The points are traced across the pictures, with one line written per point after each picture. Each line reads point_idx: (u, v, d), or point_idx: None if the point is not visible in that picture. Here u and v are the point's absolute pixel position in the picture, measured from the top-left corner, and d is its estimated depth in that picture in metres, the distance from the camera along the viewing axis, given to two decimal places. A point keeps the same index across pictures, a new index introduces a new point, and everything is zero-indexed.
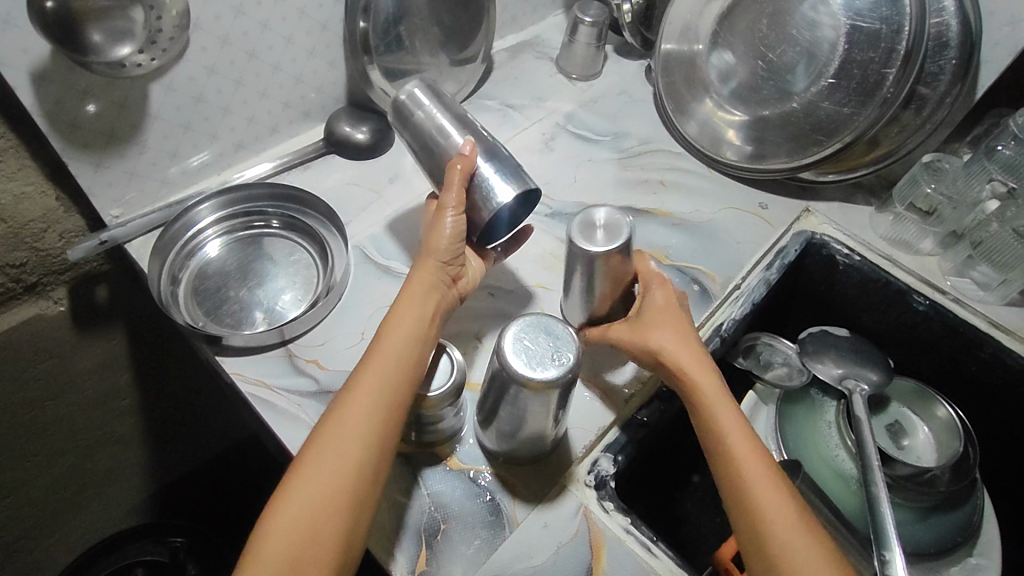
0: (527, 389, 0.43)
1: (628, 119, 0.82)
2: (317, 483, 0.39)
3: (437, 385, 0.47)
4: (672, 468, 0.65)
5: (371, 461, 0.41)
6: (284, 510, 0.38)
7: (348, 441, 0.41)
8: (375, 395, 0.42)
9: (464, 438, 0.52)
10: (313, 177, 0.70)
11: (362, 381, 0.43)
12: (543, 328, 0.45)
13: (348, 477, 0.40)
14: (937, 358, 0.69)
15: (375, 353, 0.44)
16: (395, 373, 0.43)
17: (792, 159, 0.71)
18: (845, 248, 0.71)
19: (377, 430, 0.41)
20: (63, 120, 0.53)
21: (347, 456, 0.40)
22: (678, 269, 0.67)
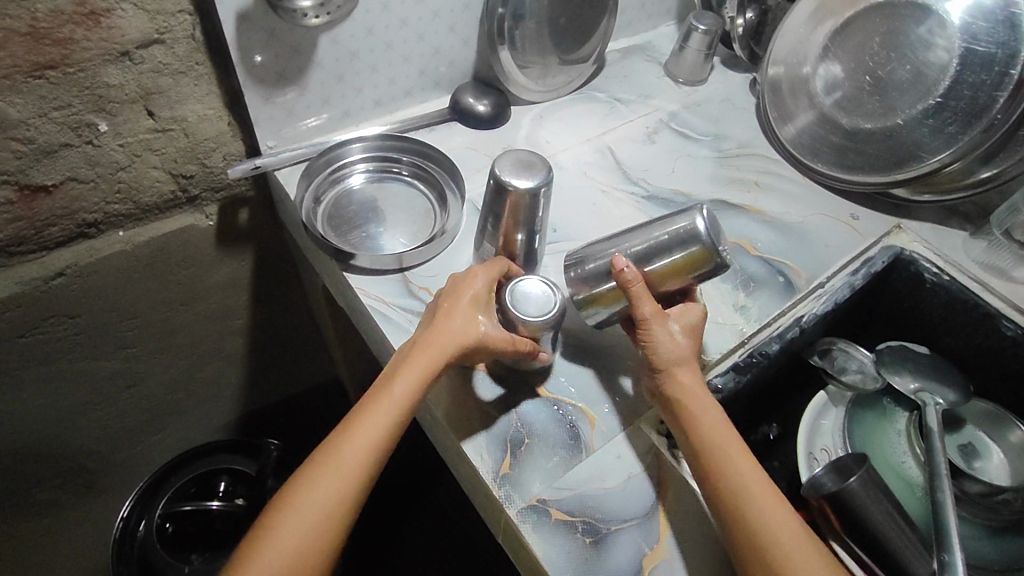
0: (700, 251, 0.53)
1: (729, 123, 0.87)
2: (304, 520, 0.43)
3: (536, 312, 0.52)
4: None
5: (347, 515, 0.44)
6: (266, 555, 0.41)
7: (329, 496, 0.43)
8: (363, 447, 0.45)
9: (587, 319, 0.57)
10: (436, 138, 0.78)
11: (352, 436, 0.45)
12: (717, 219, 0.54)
13: (327, 525, 0.43)
14: (1020, 386, 0.69)
15: (363, 416, 0.46)
16: (381, 444, 0.46)
17: (897, 175, 0.72)
18: (935, 267, 0.72)
19: (353, 493, 0.44)
20: (248, 56, 0.63)
21: (330, 500, 0.43)
22: (765, 260, 0.70)
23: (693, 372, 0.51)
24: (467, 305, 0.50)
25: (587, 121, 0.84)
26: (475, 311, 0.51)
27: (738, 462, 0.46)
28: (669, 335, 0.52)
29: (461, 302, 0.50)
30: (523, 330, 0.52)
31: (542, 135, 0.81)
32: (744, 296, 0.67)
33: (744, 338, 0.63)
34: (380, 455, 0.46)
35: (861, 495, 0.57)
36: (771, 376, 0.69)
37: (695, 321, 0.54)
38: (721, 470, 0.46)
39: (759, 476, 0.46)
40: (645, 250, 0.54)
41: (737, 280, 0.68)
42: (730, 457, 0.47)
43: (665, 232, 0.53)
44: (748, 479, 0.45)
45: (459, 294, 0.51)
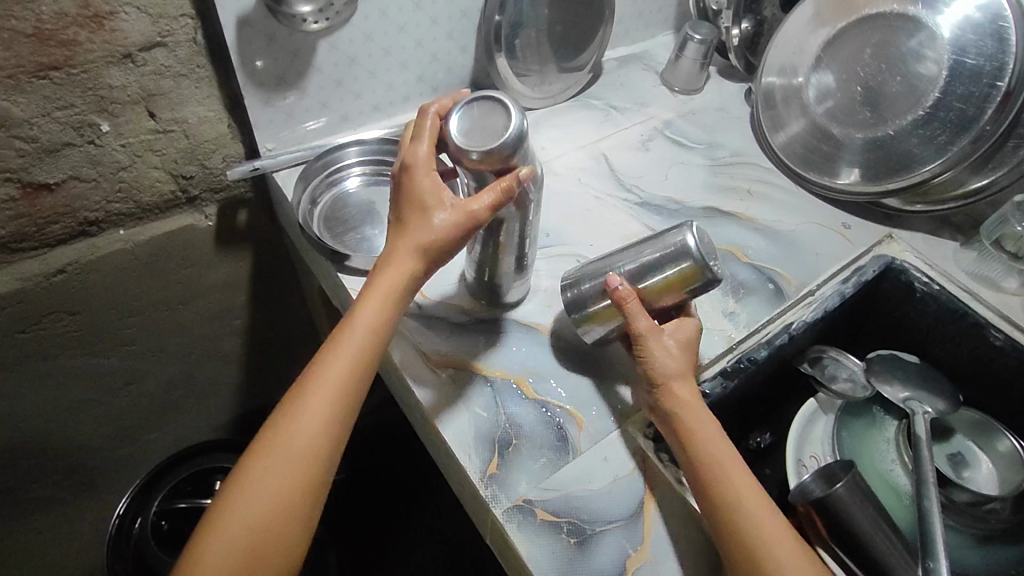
0: (690, 269, 0.52)
1: (723, 132, 0.88)
2: (285, 453, 0.45)
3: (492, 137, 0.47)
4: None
5: (329, 445, 0.46)
6: (251, 486, 0.44)
7: (305, 428, 0.45)
8: (334, 380, 0.46)
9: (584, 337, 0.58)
10: None
11: (322, 371, 0.46)
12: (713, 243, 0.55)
13: (308, 455, 0.45)
14: (1009, 395, 0.69)
15: (331, 352, 0.47)
16: (349, 376, 0.47)
17: (885, 185, 0.74)
18: (925, 276, 0.73)
19: (329, 422, 0.46)
20: (248, 59, 0.64)
21: (308, 433, 0.45)
22: (756, 267, 0.71)
23: (688, 386, 0.52)
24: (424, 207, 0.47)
25: (583, 128, 0.85)
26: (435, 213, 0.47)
27: (720, 454, 0.48)
28: (665, 349, 0.52)
29: (409, 197, 0.47)
30: (483, 157, 0.47)
31: (538, 141, 0.82)
32: (734, 302, 0.67)
33: (733, 344, 0.63)
34: (353, 386, 0.47)
35: (847, 501, 0.58)
36: (761, 383, 0.69)
37: (690, 335, 0.54)
38: (705, 462, 0.47)
39: (739, 467, 0.47)
40: (639, 267, 0.54)
41: (727, 287, 0.69)
42: (714, 451, 0.48)
43: (658, 251, 0.53)
44: (729, 470, 0.47)
45: (410, 195, 0.47)
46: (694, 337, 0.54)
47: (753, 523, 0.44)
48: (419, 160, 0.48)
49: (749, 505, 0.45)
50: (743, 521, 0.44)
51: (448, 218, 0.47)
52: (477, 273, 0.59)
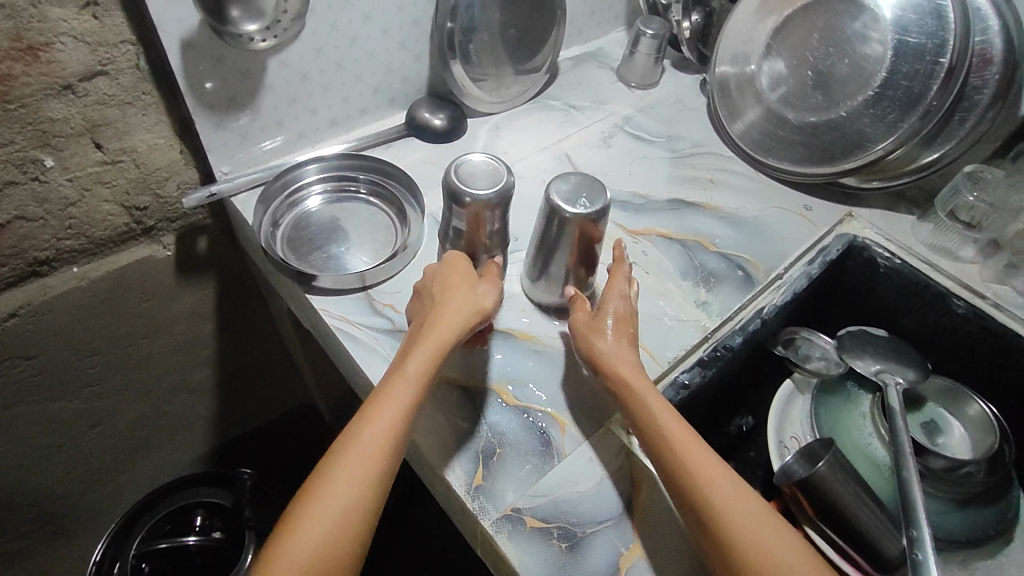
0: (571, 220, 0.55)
1: (682, 123, 0.89)
2: (331, 505, 0.42)
3: (485, 187, 0.52)
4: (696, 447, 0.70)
5: (373, 497, 0.43)
6: (293, 538, 0.40)
7: (355, 472, 0.43)
8: (381, 428, 0.45)
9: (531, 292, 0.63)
10: (394, 154, 0.78)
11: (369, 420, 0.45)
12: (596, 185, 0.57)
13: (354, 508, 0.42)
14: (977, 362, 0.71)
15: (379, 402, 0.46)
16: (396, 425, 0.45)
17: (838, 164, 0.75)
18: (887, 251, 0.75)
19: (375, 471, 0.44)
20: (196, 82, 0.62)
21: (353, 484, 0.43)
22: (725, 255, 0.71)
23: (622, 359, 0.52)
24: (464, 285, 0.53)
25: (544, 129, 0.85)
26: (469, 286, 0.53)
27: (688, 449, 0.46)
28: (592, 323, 0.55)
29: (452, 281, 0.53)
30: (470, 203, 0.52)
31: (499, 145, 0.81)
32: (705, 291, 0.67)
33: (709, 333, 0.63)
34: (400, 435, 0.45)
35: (830, 478, 0.59)
36: (739, 369, 0.70)
37: (623, 310, 0.55)
38: (674, 460, 0.46)
39: (709, 458, 0.46)
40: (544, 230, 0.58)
41: (697, 276, 0.69)
42: (681, 447, 0.46)
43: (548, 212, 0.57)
44: (699, 463, 0.46)
45: (448, 281, 0.53)
46: (627, 312, 0.55)
47: (731, 513, 0.43)
48: (457, 261, 0.55)
49: (724, 496, 0.44)
50: (720, 514, 0.43)
51: (487, 295, 0.53)
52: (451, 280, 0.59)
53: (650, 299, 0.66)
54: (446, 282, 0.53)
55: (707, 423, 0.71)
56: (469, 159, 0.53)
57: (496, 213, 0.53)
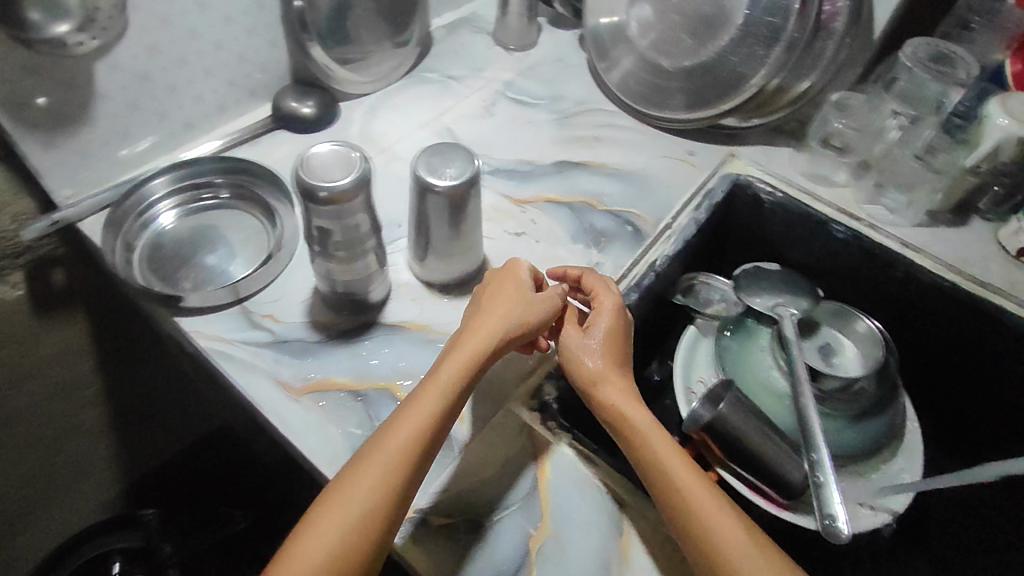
0: (443, 194, 0.53)
1: (563, 82, 0.87)
2: (352, 501, 0.41)
3: (342, 177, 0.47)
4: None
5: (394, 503, 0.42)
6: (315, 529, 0.40)
7: (379, 469, 0.43)
8: (408, 431, 0.44)
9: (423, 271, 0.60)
10: (261, 151, 0.73)
11: (397, 420, 0.45)
12: (461, 152, 0.55)
13: (377, 508, 0.41)
14: (861, 282, 0.74)
15: (411, 405, 0.46)
16: (423, 428, 0.45)
17: (718, 106, 0.76)
18: (769, 186, 0.76)
19: (397, 478, 0.42)
20: (9, 99, 0.55)
21: (375, 481, 0.42)
22: (612, 213, 0.71)
23: (615, 390, 0.51)
24: (518, 291, 0.53)
25: (421, 104, 0.81)
26: (521, 293, 0.53)
27: (654, 439, 0.48)
28: (584, 348, 0.53)
29: (501, 287, 0.53)
30: (327, 197, 0.47)
31: (375, 127, 0.77)
32: (596, 253, 0.67)
33: None
34: (428, 441, 0.45)
35: (732, 418, 0.61)
36: (641, 323, 0.70)
37: (610, 328, 0.53)
38: (641, 449, 0.48)
39: (676, 450, 0.47)
40: (420, 209, 0.56)
41: (588, 238, 0.68)
42: (647, 436, 0.48)
43: (416, 190, 0.54)
44: (660, 452, 0.47)
45: (497, 288, 0.53)
46: (616, 327, 0.54)
47: (689, 500, 0.44)
48: (513, 269, 0.55)
49: (686, 484, 0.45)
50: (679, 499, 0.45)
51: (540, 303, 0.53)
52: (327, 280, 0.55)
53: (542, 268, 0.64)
54: (495, 291, 0.53)
55: None
56: (317, 149, 0.49)
57: (358, 203, 0.50)
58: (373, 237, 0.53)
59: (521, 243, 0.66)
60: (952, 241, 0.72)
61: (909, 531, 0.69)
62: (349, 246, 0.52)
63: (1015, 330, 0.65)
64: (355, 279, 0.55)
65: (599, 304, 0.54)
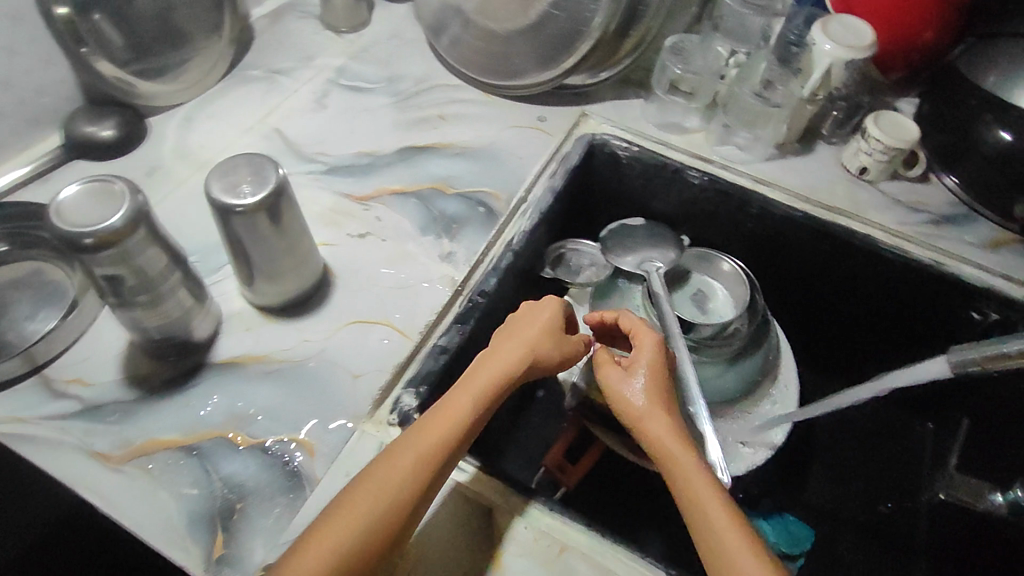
0: (250, 213, 0.47)
1: (402, 61, 0.81)
2: (343, 529, 0.39)
3: (111, 216, 0.40)
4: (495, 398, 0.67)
5: (387, 534, 0.39)
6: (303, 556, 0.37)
7: (376, 495, 0.40)
8: (410, 461, 0.42)
9: (259, 298, 0.54)
10: (57, 188, 0.64)
11: (402, 449, 0.42)
12: (262, 161, 0.49)
13: (368, 538, 0.39)
14: (722, 224, 0.75)
15: (420, 433, 0.43)
16: (428, 458, 0.42)
17: (563, 64, 0.72)
18: (623, 142, 0.74)
19: (416, 482, 0.41)
20: None
21: (370, 507, 0.39)
22: (462, 195, 0.67)
23: (660, 420, 0.46)
24: (555, 312, 0.52)
25: (245, 106, 0.73)
26: (551, 327, 0.51)
27: (683, 464, 0.44)
28: (626, 382, 0.48)
29: (525, 320, 0.51)
30: (98, 243, 0.40)
31: (193, 140, 0.69)
32: (449, 241, 0.62)
33: (458, 285, 0.59)
34: (429, 473, 0.42)
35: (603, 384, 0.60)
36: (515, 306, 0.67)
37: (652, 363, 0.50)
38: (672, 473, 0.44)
39: (705, 472, 0.43)
40: (230, 234, 0.49)
41: (439, 227, 0.64)
42: (673, 457, 0.44)
43: (218, 215, 0.47)
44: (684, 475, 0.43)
45: (517, 324, 0.51)
46: (658, 360, 0.50)
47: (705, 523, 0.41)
48: (546, 303, 0.52)
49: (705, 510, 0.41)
50: (699, 522, 0.41)
51: (562, 337, 0.51)
52: (134, 330, 0.49)
53: (393, 270, 0.59)
54: (528, 313, 0.52)
55: None
56: (73, 190, 0.41)
57: (141, 242, 0.43)
58: (175, 273, 0.46)
59: (367, 246, 0.61)
60: (802, 171, 0.73)
61: (796, 451, 0.74)
62: (147, 288, 0.45)
63: (865, 249, 0.67)
64: (172, 326, 0.49)
65: (644, 343, 0.51)
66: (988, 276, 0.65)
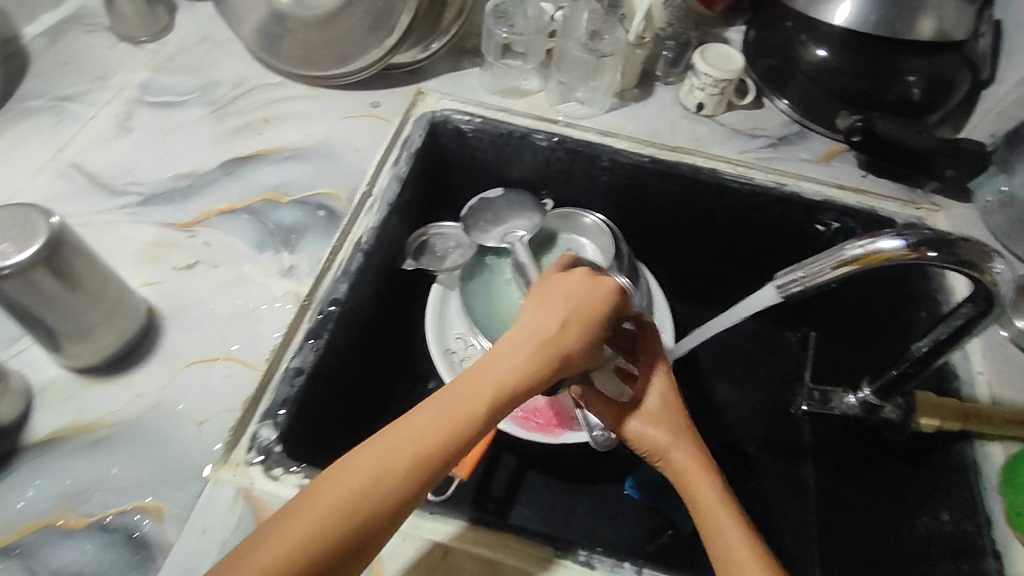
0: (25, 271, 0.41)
1: (213, 64, 0.74)
2: (338, 498, 0.35)
3: None
4: (373, 405, 0.65)
5: (384, 512, 0.36)
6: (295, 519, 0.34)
7: (386, 467, 0.36)
8: (425, 435, 0.38)
9: (70, 361, 0.48)
10: None
11: (420, 419, 0.38)
12: (25, 211, 0.43)
13: (364, 513, 0.35)
14: (579, 181, 0.74)
15: (442, 402, 0.39)
16: (446, 436, 0.38)
17: (387, 42, 0.68)
18: (465, 115, 0.72)
19: (444, 451, 0.38)
20: None
21: (372, 478, 0.36)
22: (299, 202, 0.62)
23: (675, 444, 0.47)
24: (591, 286, 0.46)
25: (32, 143, 0.65)
26: (586, 291, 0.45)
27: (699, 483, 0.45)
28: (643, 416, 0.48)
29: (561, 286, 0.46)
30: None
31: None
32: (288, 255, 0.58)
33: (305, 300, 0.56)
34: (443, 456, 0.38)
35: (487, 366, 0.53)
36: (379, 307, 0.64)
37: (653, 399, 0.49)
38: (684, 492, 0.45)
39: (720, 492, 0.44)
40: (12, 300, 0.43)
41: (276, 241, 0.59)
42: (696, 487, 0.45)
43: None
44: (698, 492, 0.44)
45: (560, 292, 0.45)
46: (670, 391, 0.49)
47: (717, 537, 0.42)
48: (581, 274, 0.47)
49: (714, 522, 0.42)
50: (709, 532, 0.43)
51: (594, 305, 0.45)
52: None
53: (228, 297, 0.55)
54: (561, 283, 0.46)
55: (379, 376, 0.66)
56: None
57: None
58: None
59: (197, 278, 0.56)
60: (643, 115, 0.73)
61: (687, 381, 0.76)
62: None
63: (712, 181, 0.69)
64: None
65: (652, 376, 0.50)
66: (823, 188, 0.68)
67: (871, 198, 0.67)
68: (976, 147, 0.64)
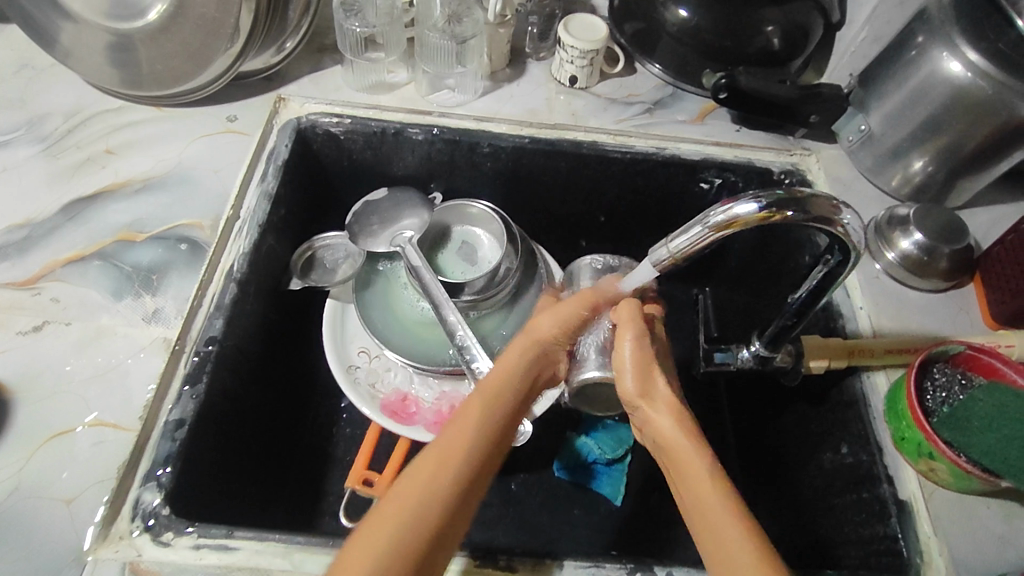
0: None
1: (38, 94, 0.67)
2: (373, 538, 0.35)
3: None
4: (277, 437, 0.62)
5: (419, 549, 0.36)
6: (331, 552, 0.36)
7: (420, 500, 0.37)
8: (450, 463, 0.39)
9: None
10: None
11: (444, 446, 0.40)
12: None
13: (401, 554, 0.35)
14: (465, 170, 0.72)
15: (460, 420, 0.41)
16: (464, 457, 0.39)
17: (232, 47, 0.60)
18: (332, 118, 0.67)
19: (466, 471, 0.39)
20: None
21: (405, 516, 0.36)
22: (156, 238, 0.58)
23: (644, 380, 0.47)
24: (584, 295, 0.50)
25: None
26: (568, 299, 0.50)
27: (692, 459, 0.41)
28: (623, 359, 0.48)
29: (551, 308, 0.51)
30: None
31: None
32: (152, 298, 0.54)
33: (175, 344, 0.51)
34: (466, 478, 0.39)
35: None
36: (268, 334, 0.61)
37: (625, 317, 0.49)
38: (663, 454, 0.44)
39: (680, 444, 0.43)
40: None
41: (136, 285, 0.55)
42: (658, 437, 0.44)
43: None
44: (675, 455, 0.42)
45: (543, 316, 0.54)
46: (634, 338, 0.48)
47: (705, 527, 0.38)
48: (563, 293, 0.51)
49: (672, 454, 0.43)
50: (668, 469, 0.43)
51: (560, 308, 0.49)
52: None
53: (86, 356, 0.51)
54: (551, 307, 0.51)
55: (279, 405, 0.62)
56: None
57: None
58: None
59: (47, 340, 0.51)
60: (517, 96, 0.71)
61: None
62: None
63: (594, 154, 0.68)
64: None
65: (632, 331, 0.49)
66: (701, 146, 0.68)
67: (748, 150, 0.69)
68: (835, 91, 0.65)
